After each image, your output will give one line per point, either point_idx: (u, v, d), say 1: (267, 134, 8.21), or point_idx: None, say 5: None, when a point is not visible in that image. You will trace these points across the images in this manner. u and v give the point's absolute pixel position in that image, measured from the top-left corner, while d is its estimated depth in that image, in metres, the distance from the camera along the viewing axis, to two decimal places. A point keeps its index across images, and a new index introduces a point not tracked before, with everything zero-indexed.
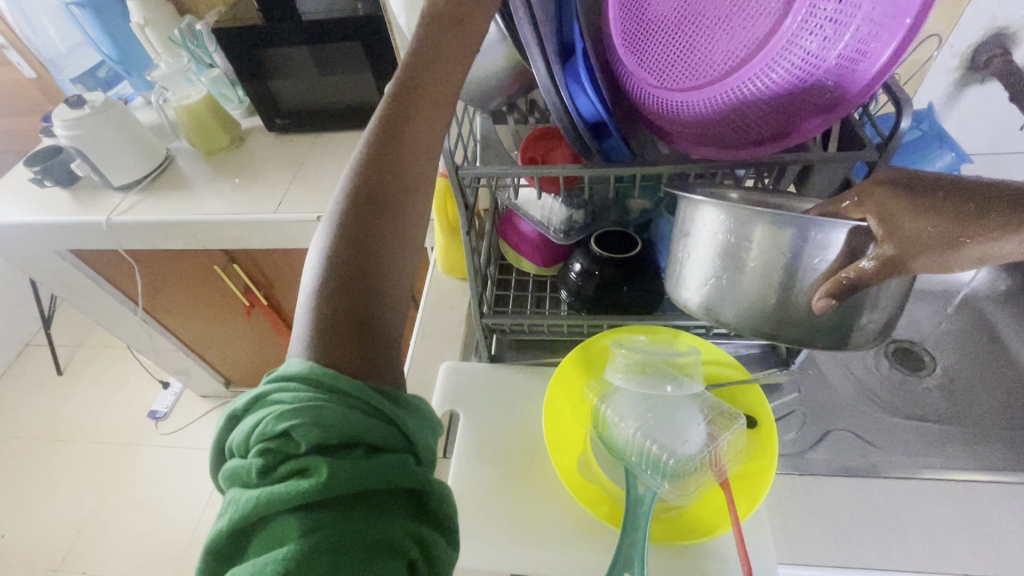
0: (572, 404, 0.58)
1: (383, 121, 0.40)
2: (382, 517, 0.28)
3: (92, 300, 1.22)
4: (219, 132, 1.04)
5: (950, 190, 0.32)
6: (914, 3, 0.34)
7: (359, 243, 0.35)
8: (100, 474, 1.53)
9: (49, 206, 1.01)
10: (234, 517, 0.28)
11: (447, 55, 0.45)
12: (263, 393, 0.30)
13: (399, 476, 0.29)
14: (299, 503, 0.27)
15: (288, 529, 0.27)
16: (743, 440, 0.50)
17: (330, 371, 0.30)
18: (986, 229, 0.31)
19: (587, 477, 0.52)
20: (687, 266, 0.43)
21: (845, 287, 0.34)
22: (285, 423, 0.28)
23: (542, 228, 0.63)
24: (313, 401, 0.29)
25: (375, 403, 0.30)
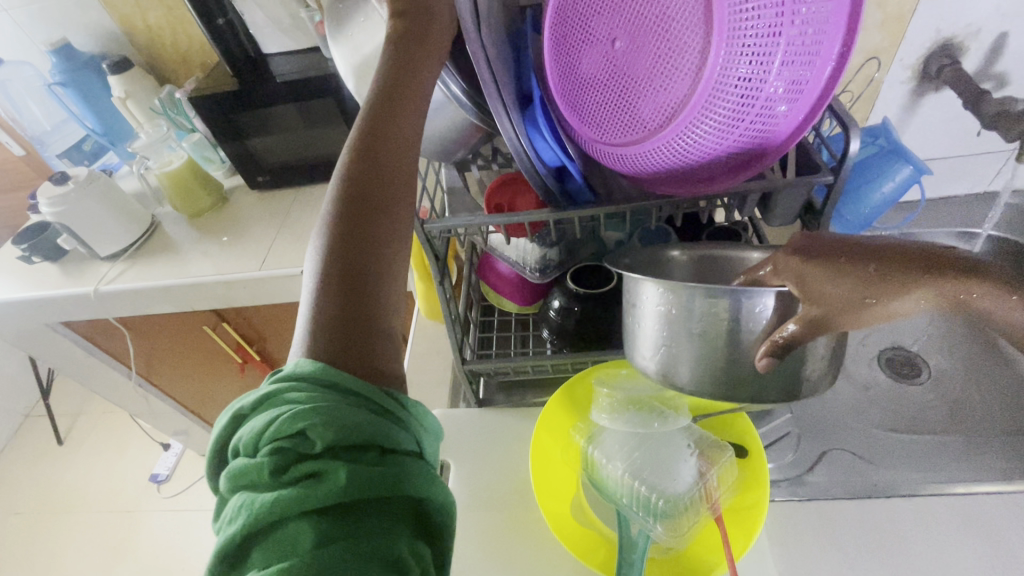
0: (561, 447, 0.57)
1: (359, 157, 0.43)
2: (389, 526, 0.29)
3: (86, 369, 1.22)
4: (203, 194, 1.06)
5: (853, 253, 0.34)
6: (838, 28, 0.36)
7: (347, 254, 0.39)
8: (103, 544, 1.50)
9: (38, 280, 1.02)
10: (246, 521, 0.28)
11: (400, 102, 0.45)
12: (274, 393, 0.32)
13: (404, 483, 0.30)
14: (312, 506, 0.28)
15: (300, 533, 0.27)
16: (733, 472, 0.49)
17: (339, 372, 0.33)
18: (884, 290, 0.32)
19: (583, 523, 0.51)
20: (636, 334, 0.45)
21: (781, 347, 0.37)
22: (301, 422, 0.29)
23: (518, 268, 0.63)
24: (323, 403, 0.31)
25: (382, 401, 0.33)
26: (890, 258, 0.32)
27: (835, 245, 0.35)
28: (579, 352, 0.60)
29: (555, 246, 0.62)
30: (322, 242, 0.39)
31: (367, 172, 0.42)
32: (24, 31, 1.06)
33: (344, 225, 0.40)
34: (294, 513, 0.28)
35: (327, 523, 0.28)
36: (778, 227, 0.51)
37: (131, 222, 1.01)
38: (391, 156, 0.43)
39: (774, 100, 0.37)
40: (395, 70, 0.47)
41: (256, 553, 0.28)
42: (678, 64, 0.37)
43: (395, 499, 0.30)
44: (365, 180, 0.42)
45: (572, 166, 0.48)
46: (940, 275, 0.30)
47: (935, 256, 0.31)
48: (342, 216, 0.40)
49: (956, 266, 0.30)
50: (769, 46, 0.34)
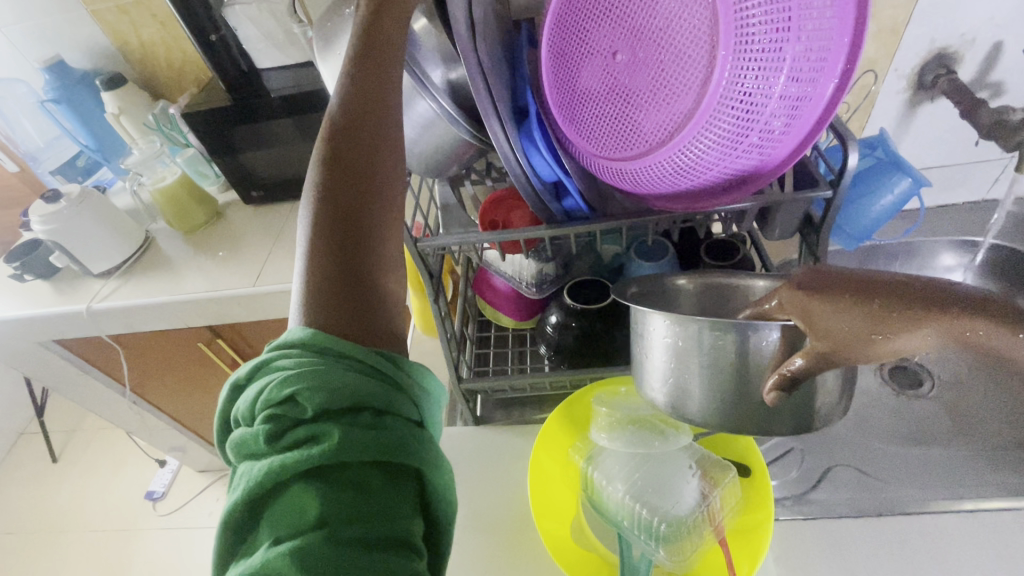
0: (561, 467, 0.56)
1: (343, 130, 0.42)
2: (392, 487, 0.30)
3: (79, 387, 1.20)
4: (197, 210, 1.05)
5: (859, 286, 0.33)
6: (843, 49, 0.36)
7: (339, 224, 0.39)
8: (98, 564, 1.48)
9: (30, 298, 1.00)
10: (247, 485, 0.29)
11: (381, 73, 0.43)
12: (265, 361, 0.34)
13: (399, 448, 0.31)
14: (308, 468, 0.29)
15: (307, 498, 0.28)
16: (737, 492, 0.48)
17: (328, 338, 0.34)
18: (892, 326, 0.31)
19: (583, 546, 0.50)
20: (644, 366, 0.46)
21: (788, 381, 0.36)
22: (290, 387, 0.30)
23: (514, 284, 0.63)
24: (313, 366, 0.32)
25: (373, 363, 0.34)
26: (897, 294, 0.31)
27: (837, 278, 0.34)
28: (578, 369, 0.60)
29: (551, 260, 0.62)
30: (309, 246, 0.39)
31: (349, 168, 0.41)
32: (16, 48, 1.05)
33: (330, 229, 0.39)
34: (294, 475, 0.29)
35: (331, 487, 0.29)
36: (777, 240, 0.50)
37: (124, 238, 1.01)
38: (372, 152, 0.42)
39: (778, 117, 0.36)
40: (361, 63, 0.43)
41: (263, 523, 0.29)
42: (682, 78, 0.36)
43: (394, 461, 0.31)
44: (352, 155, 0.41)
45: (569, 181, 0.47)
46: (951, 314, 0.29)
47: (941, 294, 0.30)
48: (327, 218, 0.39)
49: (969, 306, 0.29)
50: (776, 62, 0.34)
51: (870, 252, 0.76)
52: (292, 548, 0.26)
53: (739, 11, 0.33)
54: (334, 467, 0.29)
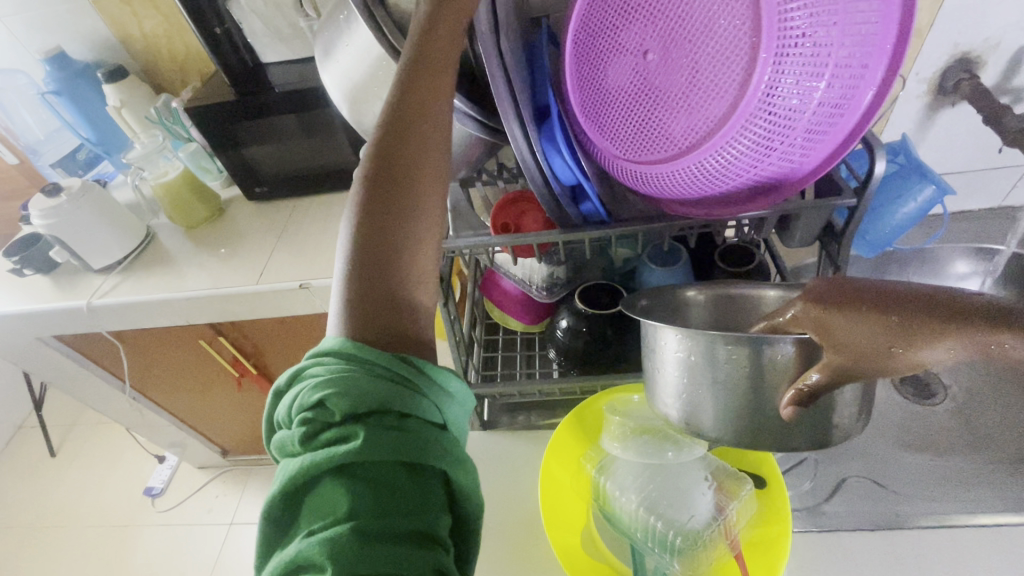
0: (571, 475, 0.54)
1: (384, 131, 0.41)
2: (416, 487, 0.30)
3: (79, 382, 1.19)
4: (199, 206, 1.04)
5: (878, 298, 0.32)
6: (885, 55, 0.34)
7: (377, 231, 0.38)
8: (96, 560, 1.47)
9: (29, 293, 0.99)
10: (282, 483, 0.30)
11: (427, 70, 0.42)
12: (302, 369, 0.34)
13: (419, 451, 0.30)
14: (336, 467, 0.29)
15: (338, 495, 0.29)
16: (752, 506, 0.47)
17: (358, 345, 0.33)
18: (912, 339, 0.30)
19: (594, 556, 0.49)
20: (655, 380, 0.44)
21: (807, 395, 0.35)
22: (319, 393, 0.31)
23: (524, 287, 0.62)
24: (342, 372, 0.32)
25: (403, 370, 0.33)
26: (919, 307, 0.30)
27: (855, 290, 0.33)
28: (588, 375, 0.58)
29: (561, 264, 0.61)
30: (347, 255, 0.38)
31: (392, 176, 0.40)
32: (16, 38, 1.03)
33: (367, 236, 0.38)
34: (326, 472, 0.30)
35: (358, 484, 0.29)
36: (797, 247, 0.49)
37: (125, 233, 0.99)
38: (417, 161, 0.40)
39: (814, 125, 0.35)
40: (412, 70, 0.41)
41: (300, 520, 0.30)
42: (716, 83, 0.35)
43: (417, 462, 0.30)
44: (391, 155, 0.40)
45: (589, 185, 0.45)
46: (976, 327, 0.28)
47: (959, 303, 0.29)
48: (368, 225, 0.38)
49: (995, 318, 0.28)
50: (816, 69, 0.33)
51: (884, 258, 0.74)
52: (327, 542, 0.27)
53: (780, 15, 0.32)
54: (359, 467, 0.29)
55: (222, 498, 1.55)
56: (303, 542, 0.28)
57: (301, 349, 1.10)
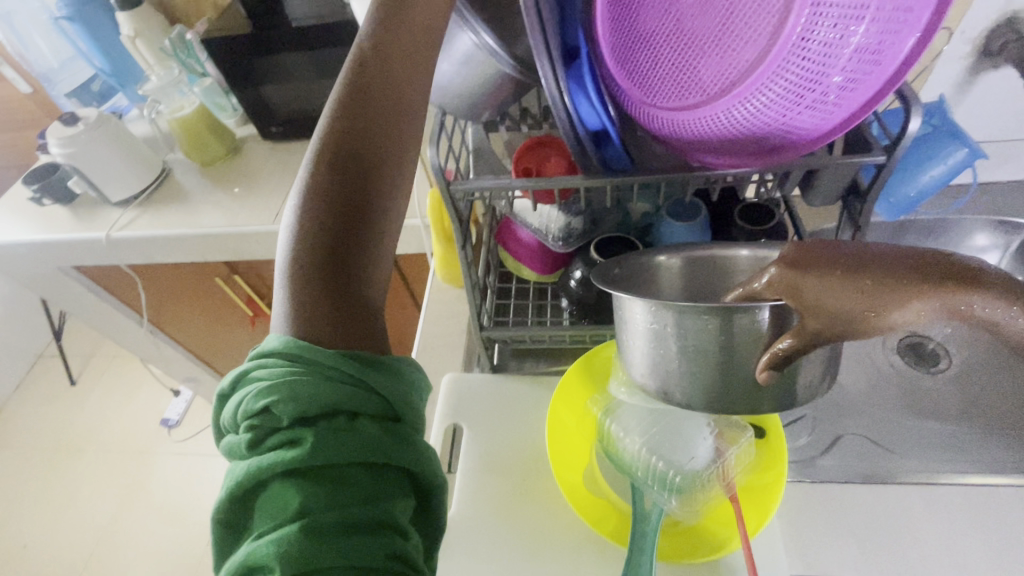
0: (576, 418, 0.57)
1: (345, 103, 0.39)
2: (376, 484, 0.28)
3: (98, 314, 1.22)
4: (215, 143, 1.03)
5: (851, 263, 0.32)
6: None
7: (332, 206, 0.35)
8: (117, 482, 1.55)
9: (49, 223, 1.01)
10: (230, 488, 0.28)
11: (398, 51, 0.42)
12: (245, 370, 0.30)
13: (376, 448, 0.28)
14: (287, 471, 0.27)
15: (289, 493, 0.27)
16: (751, 452, 0.50)
17: (308, 345, 0.31)
18: (884, 303, 0.30)
19: (595, 492, 0.52)
20: (626, 352, 0.45)
21: (781, 359, 0.36)
22: (263, 399, 0.28)
23: (540, 237, 0.62)
24: (290, 374, 0.29)
25: (359, 369, 0.30)
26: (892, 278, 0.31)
27: (830, 254, 0.33)
28: (599, 325, 0.60)
29: (579, 214, 0.61)
30: (293, 238, 0.35)
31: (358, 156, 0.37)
32: None
33: (328, 218, 0.35)
34: (275, 476, 0.28)
35: (310, 484, 0.27)
36: (818, 205, 0.49)
37: (142, 167, 0.99)
38: (380, 135, 0.38)
39: (847, 73, 0.34)
40: (380, 47, 0.42)
41: (253, 524, 0.28)
42: (751, 25, 0.35)
43: (374, 461, 0.28)
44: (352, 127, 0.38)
45: (614, 131, 0.45)
46: (940, 288, 0.29)
47: (932, 266, 0.29)
48: (328, 207, 0.35)
49: (965, 279, 0.28)
50: (856, 12, 0.32)
51: (903, 227, 0.74)
52: (278, 544, 0.26)
53: None
54: (322, 468, 0.28)
55: None
56: (258, 547, 0.27)
57: None
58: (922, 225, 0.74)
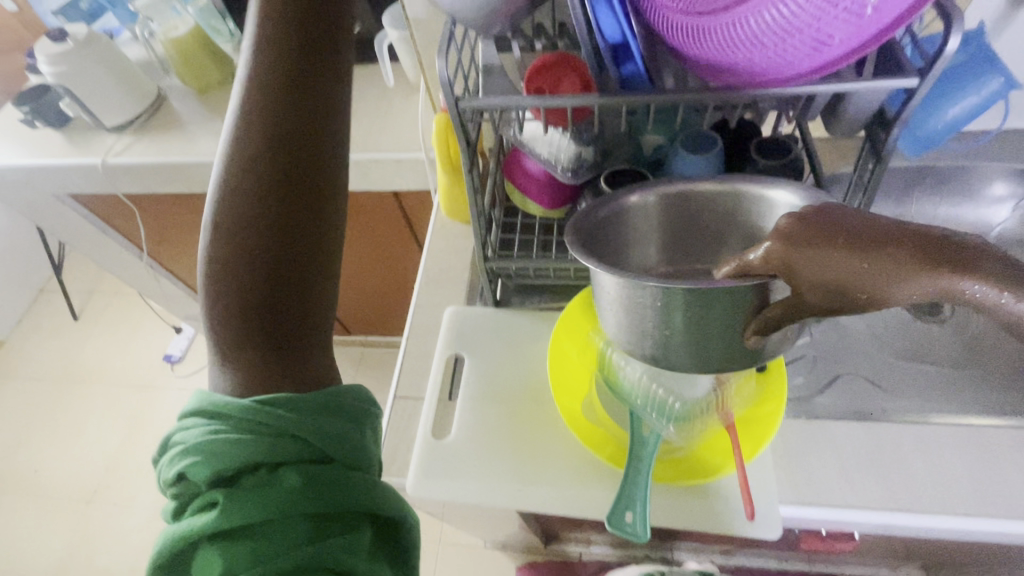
0: (579, 350, 0.57)
1: (244, 156, 0.38)
2: (287, 531, 0.30)
3: (98, 245, 1.21)
4: (211, 68, 0.99)
5: (851, 240, 0.31)
6: None
7: (238, 273, 0.36)
8: (123, 413, 1.59)
9: (43, 147, 0.98)
10: (155, 559, 0.31)
11: (297, 83, 0.40)
12: (170, 436, 0.34)
13: (285, 493, 0.31)
14: (206, 533, 0.30)
15: (213, 556, 0.30)
16: (749, 385, 0.51)
17: (218, 403, 0.34)
18: (882, 284, 0.30)
19: (593, 420, 0.53)
20: (602, 315, 0.45)
21: (765, 328, 0.38)
22: (179, 465, 0.31)
23: (549, 168, 0.60)
24: (204, 436, 0.32)
25: (265, 420, 0.33)
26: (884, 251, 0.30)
27: (831, 230, 0.32)
28: None
29: (591, 144, 0.58)
30: (209, 308, 0.37)
31: (262, 216, 0.37)
32: None
33: (248, 279, 0.36)
34: (200, 539, 0.30)
35: (227, 543, 0.30)
36: (840, 136, 0.48)
37: (135, 91, 0.96)
38: (285, 185, 0.38)
39: None
40: (276, 82, 0.39)
41: None
42: None
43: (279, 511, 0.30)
44: (255, 185, 0.37)
45: (635, 45, 0.43)
46: (944, 269, 0.27)
47: (938, 244, 0.28)
48: (244, 271, 0.37)
49: (964, 260, 0.27)
50: None
51: (922, 172, 0.72)
52: None
53: None
54: (241, 528, 0.30)
55: None
56: None
57: None
58: (942, 171, 0.72)
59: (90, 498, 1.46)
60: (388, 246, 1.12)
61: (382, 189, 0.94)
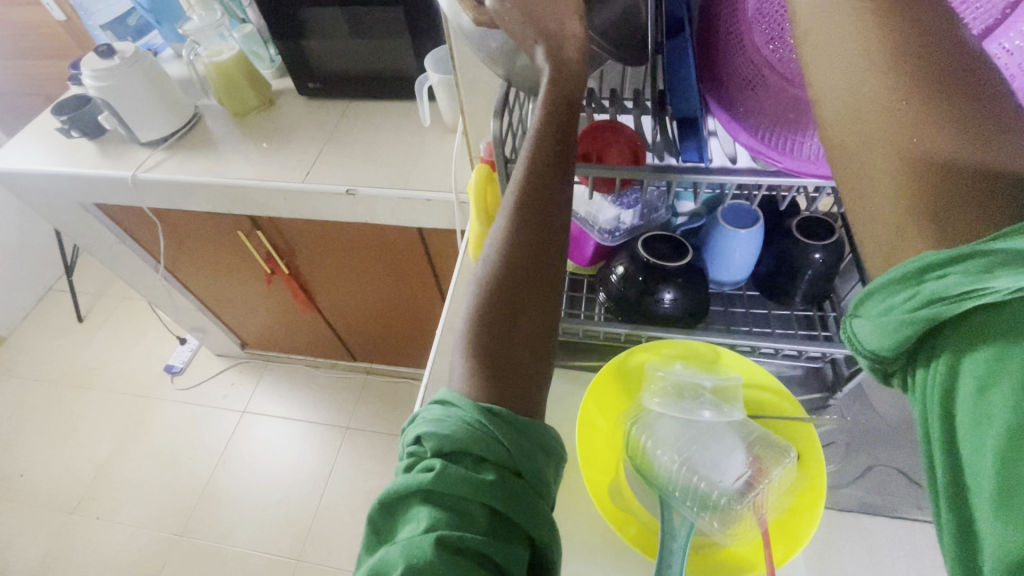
0: (609, 422, 0.55)
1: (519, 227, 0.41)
2: (502, 540, 0.31)
3: (115, 255, 1.21)
4: (250, 93, 1.01)
5: (938, 108, 0.30)
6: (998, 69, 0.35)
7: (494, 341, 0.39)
8: (117, 422, 1.56)
9: (77, 158, 1.00)
10: (398, 484, 0.32)
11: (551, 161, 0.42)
12: (425, 413, 0.35)
13: (512, 501, 0.32)
14: (439, 500, 0.31)
15: (430, 512, 0.30)
16: (788, 478, 0.47)
17: (466, 417, 0.34)
18: (944, 147, 0.29)
19: (619, 502, 0.50)
20: None
21: None
22: (434, 442, 0.33)
23: (585, 227, 0.60)
24: (460, 431, 0.33)
25: (509, 448, 0.33)
26: (857, 125, 0.32)
27: (865, 89, 0.32)
28: (634, 326, 0.57)
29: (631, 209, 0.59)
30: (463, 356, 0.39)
31: (530, 254, 0.41)
32: None
33: (508, 284, 0.40)
34: (418, 501, 0.31)
35: (443, 509, 0.31)
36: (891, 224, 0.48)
37: (173, 109, 0.97)
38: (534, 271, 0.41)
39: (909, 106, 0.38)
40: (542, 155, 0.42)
41: (407, 514, 0.32)
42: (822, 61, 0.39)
43: (512, 519, 0.31)
44: (525, 263, 0.41)
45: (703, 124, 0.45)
46: (970, 141, 0.28)
47: (981, 144, 0.28)
48: (497, 293, 0.40)
49: (983, 146, 0.28)
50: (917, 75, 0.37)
51: None
52: (410, 546, 0.29)
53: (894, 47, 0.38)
54: (457, 505, 0.31)
55: (237, 386, 1.61)
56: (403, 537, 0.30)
57: (336, 258, 1.09)
58: None
59: (72, 510, 1.41)
60: (406, 279, 1.11)
61: (408, 225, 0.93)
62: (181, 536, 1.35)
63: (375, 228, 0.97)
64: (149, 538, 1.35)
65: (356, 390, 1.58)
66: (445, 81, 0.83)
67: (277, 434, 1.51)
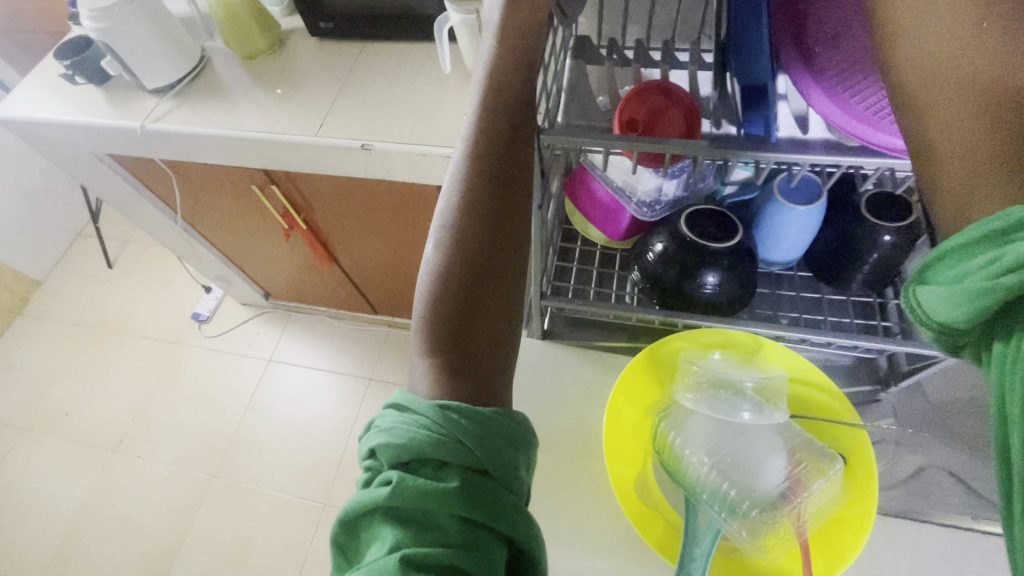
0: (638, 414, 0.51)
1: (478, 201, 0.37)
2: (475, 550, 0.27)
3: (134, 206, 1.20)
4: (259, 35, 0.93)
5: None
6: None
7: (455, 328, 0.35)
8: (150, 367, 1.61)
9: (83, 105, 0.95)
10: (356, 503, 0.29)
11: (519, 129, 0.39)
12: (379, 418, 0.32)
13: (484, 504, 0.28)
14: (401, 515, 0.28)
15: (393, 532, 0.27)
16: (834, 489, 0.44)
17: (423, 417, 0.30)
18: None
19: (645, 500, 0.47)
20: None
21: None
22: (388, 453, 0.29)
23: (622, 198, 0.53)
24: (417, 433, 0.29)
25: (473, 446, 0.30)
26: (948, 72, 0.30)
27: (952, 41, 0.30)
28: (669, 313, 0.52)
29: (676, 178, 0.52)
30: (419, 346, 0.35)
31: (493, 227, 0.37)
32: None
33: (470, 261, 0.36)
34: (378, 520, 0.28)
35: (407, 526, 0.27)
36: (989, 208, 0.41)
37: (177, 52, 0.91)
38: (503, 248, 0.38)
39: None
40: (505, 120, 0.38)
41: (370, 533, 0.28)
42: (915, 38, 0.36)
43: (485, 525, 0.28)
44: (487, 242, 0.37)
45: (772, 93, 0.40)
46: None
47: None
48: (455, 281, 0.36)
49: None
50: None
51: None
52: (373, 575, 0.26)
53: None
54: (422, 519, 0.28)
55: (263, 335, 1.63)
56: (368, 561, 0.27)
57: (353, 214, 1.05)
58: None
59: (115, 448, 1.49)
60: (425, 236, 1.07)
61: (427, 182, 0.88)
62: (215, 477, 1.42)
63: (393, 184, 0.92)
64: (186, 476, 1.43)
65: (378, 342, 1.59)
66: (468, 21, 0.74)
67: (302, 383, 1.54)
